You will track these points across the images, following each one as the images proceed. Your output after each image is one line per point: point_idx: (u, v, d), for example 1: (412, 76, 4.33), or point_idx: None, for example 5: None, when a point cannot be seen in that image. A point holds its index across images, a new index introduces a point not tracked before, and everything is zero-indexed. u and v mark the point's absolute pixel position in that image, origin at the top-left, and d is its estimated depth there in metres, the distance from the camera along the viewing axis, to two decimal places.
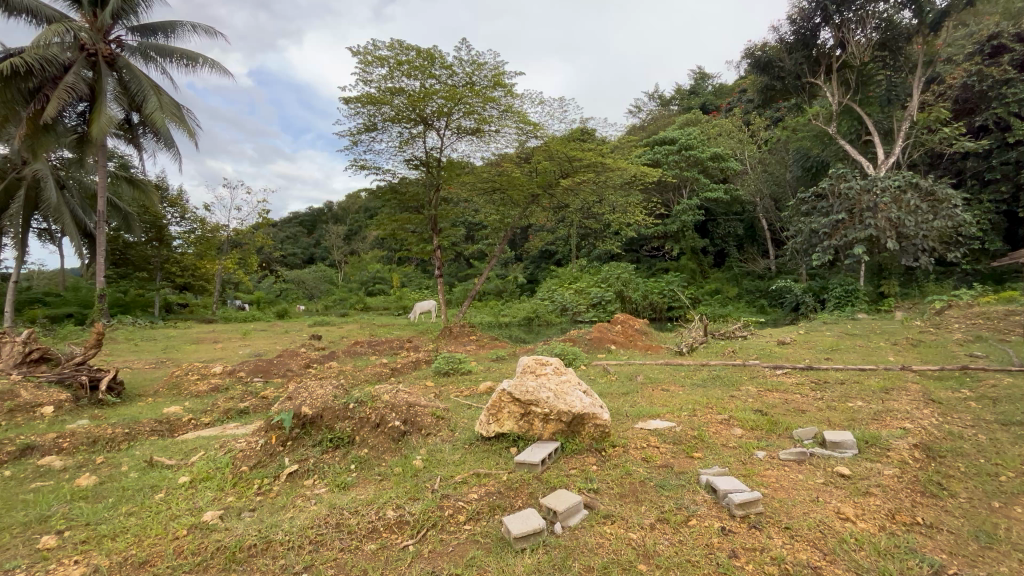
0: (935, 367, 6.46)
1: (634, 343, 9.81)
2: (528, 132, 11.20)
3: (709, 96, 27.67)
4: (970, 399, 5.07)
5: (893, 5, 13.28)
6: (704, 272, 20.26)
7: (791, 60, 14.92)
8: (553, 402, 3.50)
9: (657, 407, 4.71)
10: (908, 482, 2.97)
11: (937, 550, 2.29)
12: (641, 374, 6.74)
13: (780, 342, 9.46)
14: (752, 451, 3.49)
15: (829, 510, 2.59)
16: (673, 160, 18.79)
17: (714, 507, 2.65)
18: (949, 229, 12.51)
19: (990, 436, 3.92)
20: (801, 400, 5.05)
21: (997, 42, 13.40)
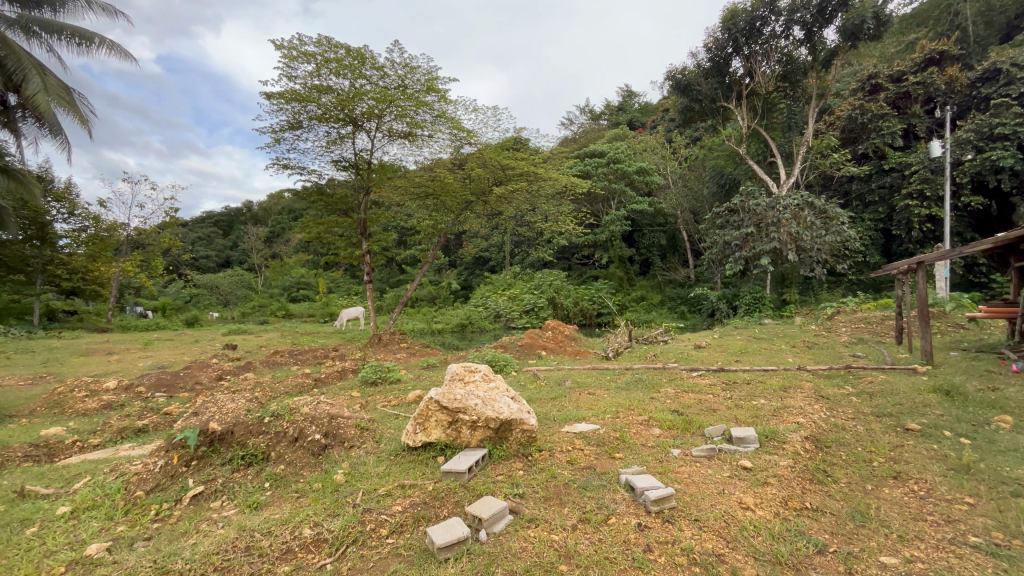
0: (826, 367, 7.23)
1: (564, 348, 10.08)
2: (462, 139, 11.23)
3: (635, 113, 29.22)
4: (852, 394, 5.73)
5: (792, 42, 14.84)
6: (630, 280, 21.26)
7: (707, 84, 16.14)
8: (481, 409, 3.51)
9: (583, 411, 4.87)
10: (800, 471, 3.30)
11: (821, 531, 2.56)
12: (569, 378, 6.94)
13: (697, 346, 10.13)
14: (668, 450, 3.72)
15: (732, 501, 2.81)
16: (602, 172, 19.58)
17: (632, 504, 2.78)
18: (838, 244, 14.09)
19: (867, 427, 4.45)
20: (713, 400, 5.45)
21: (875, 81, 15.43)
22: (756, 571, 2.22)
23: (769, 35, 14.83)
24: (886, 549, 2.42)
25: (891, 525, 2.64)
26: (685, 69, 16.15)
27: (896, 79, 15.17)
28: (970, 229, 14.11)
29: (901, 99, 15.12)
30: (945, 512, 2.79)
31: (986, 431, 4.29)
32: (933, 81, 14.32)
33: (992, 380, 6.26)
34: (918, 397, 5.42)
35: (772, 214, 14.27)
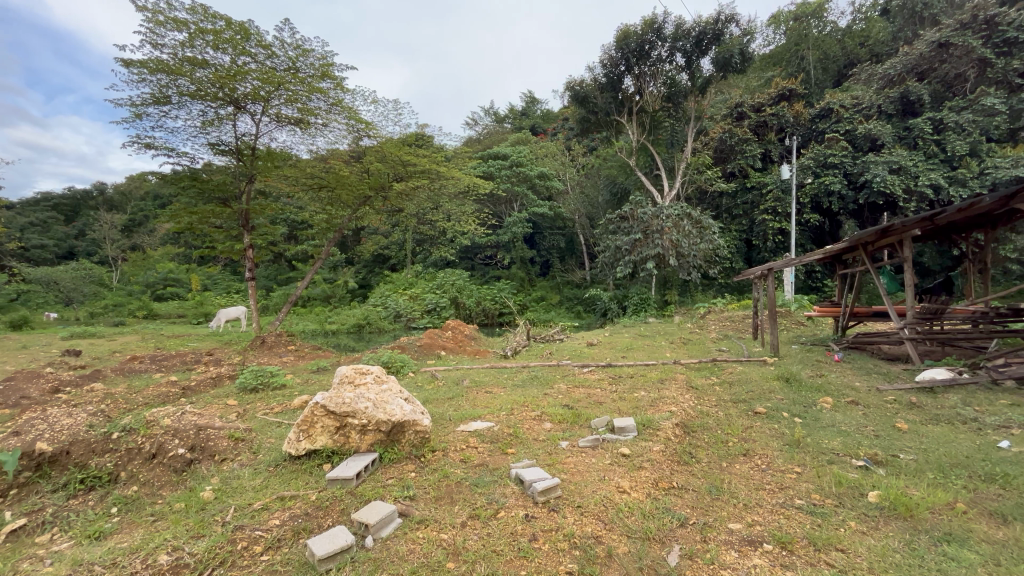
0: (698, 361, 8.12)
1: (463, 348, 10.12)
2: (360, 130, 10.74)
3: (538, 119, 30.21)
4: (716, 384, 6.51)
5: (675, 67, 16.42)
6: (531, 281, 21.95)
7: (602, 98, 17.22)
8: (371, 412, 3.38)
9: (479, 409, 4.95)
10: (670, 454, 3.67)
11: (684, 507, 2.87)
12: (467, 378, 6.99)
13: (589, 344, 10.74)
14: (557, 442, 3.92)
15: (611, 486, 3.05)
16: (505, 174, 19.92)
17: (521, 496, 2.90)
18: (710, 251, 15.87)
19: (726, 412, 5.08)
20: (600, 393, 5.85)
21: (740, 109, 17.64)
22: (628, 548, 2.43)
23: (656, 59, 16.26)
24: (734, 517, 2.79)
25: (739, 496, 3.05)
26: (584, 82, 17.08)
27: (756, 109, 17.51)
28: (809, 242, 16.71)
29: (760, 127, 17.46)
30: (780, 480, 3.30)
31: (813, 411, 5.14)
32: (784, 114, 16.76)
33: (822, 369, 7.48)
34: (766, 384, 6.33)
35: (656, 223, 15.67)
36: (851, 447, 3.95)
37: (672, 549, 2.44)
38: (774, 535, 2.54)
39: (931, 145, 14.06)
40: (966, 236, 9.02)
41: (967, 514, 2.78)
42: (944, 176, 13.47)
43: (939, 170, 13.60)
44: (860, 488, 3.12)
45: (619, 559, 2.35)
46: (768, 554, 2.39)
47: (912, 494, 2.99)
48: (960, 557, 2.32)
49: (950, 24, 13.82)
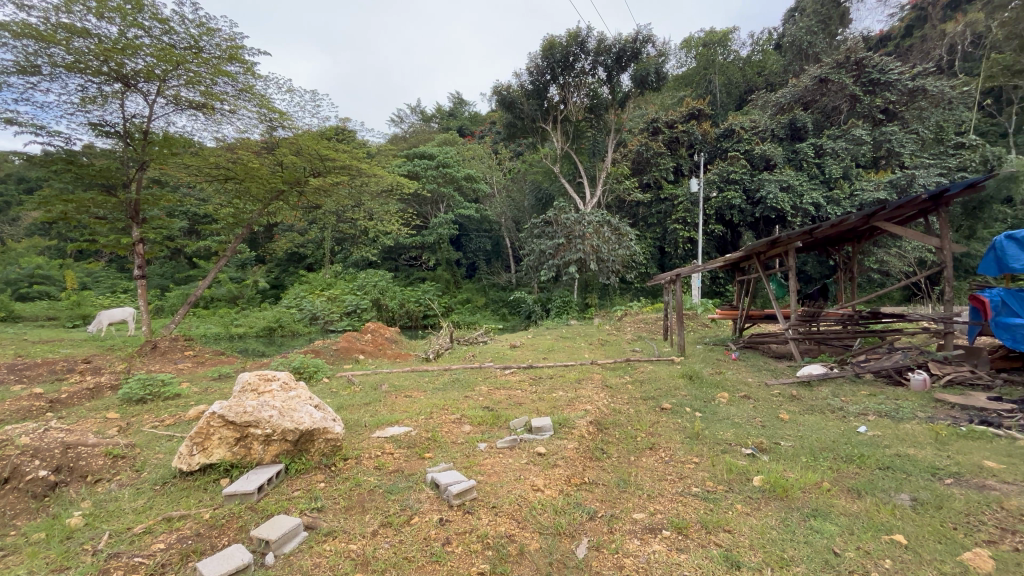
0: (614, 361, 8.54)
1: (384, 351, 9.84)
2: (273, 120, 10.00)
3: (465, 121, 30.17)
4: (628, 382, 6.90)
5: (597, 80, 17.17)
6: (456, 283, 21.84)
7: (528, 105, 17.54)
8: (277, 421, 3.18)
9: (397, 414, 4.84)
10: (583, 451, 3.83)
11: (594, 501, 3.02)
12: (386, 382, 6.79)
13: (512, 346, 10.87)
14: (476, 444, 3.94)
15: (527, 485, 3.11)
16: (430, 174, 19.43)
17: (436, 500, 2.88)
18: (627, 257, 16.78)
19: (636, 409, 5.40)
20: (520, 395, 5.96)
21: (656, 125, 18.85)
22: (539, 545, 2.49)
23: (580, 71, 16.92)
24: (638, 507, 2.97)
25: (643, 487, 3.25)
26: (511, 87, 17.29)
27: (669, 126, 18.78)
28: (713, 250, 18.22)
29: (673, 142, 18.77)
30: (681, 471, 3.56)
31: (711, 405, 5.63)
32: (694, 131, 18.13)
33: (721, 367, 8.19)
34: (671, 382, 6.82)
35: (578, 228, 16.29)
36: (742, 437, 4.37)
37: (581, 542, 2.54)
38: (672, 522, 2.74)
39: (813, 167, 15.93)
40: (838, 248, 10.34)
41: (831, 491, 3.19)
42: (823, 195, 15.33)
43: (819, 190, 15.46)
44: (747, 473, 3.46)
45: (530, 556, 2.41)
46: (667, 539, 2.58)
47: (788, 477, 3.38)
48: (823, 529, 2.66)
49: (829, 62, 15.79)
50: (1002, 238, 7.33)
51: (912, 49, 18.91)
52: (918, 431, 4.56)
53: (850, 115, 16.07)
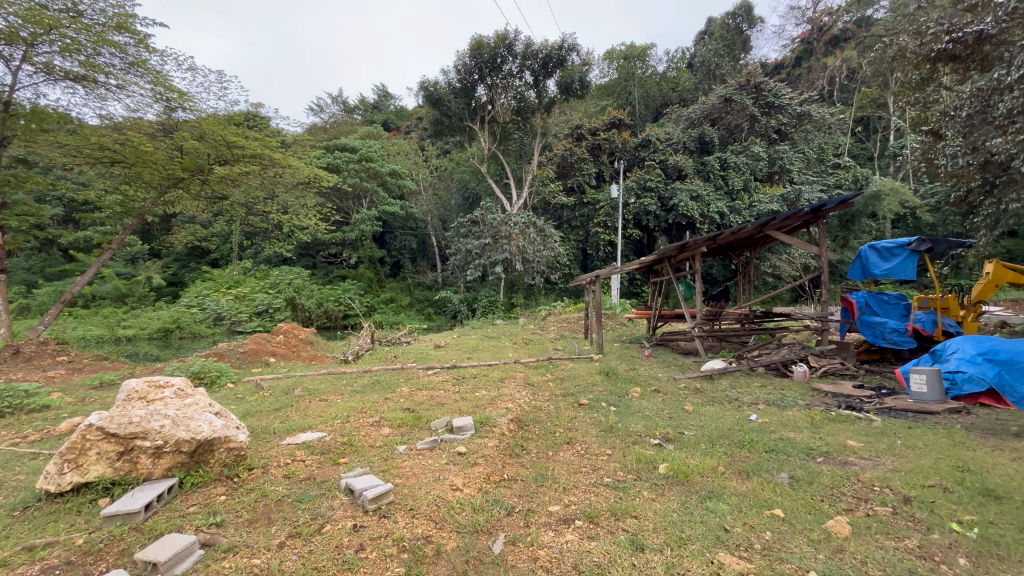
0: (536, 359, 8.76)
1: (298, 353, 9.31)
2: (171, 100, 8.98)
3: (391, 115, 29.28)
4: (549, 380, 7.11)
5: (524, 84, 17.47)
6: (379, 282, 21.15)
7: (455, 103, 17.41)
8: (169, 431, 2.90)
9: (310, 419, 4.60)
10: (503, 449, 3.88)
11: (513, 497, 3.07)
12: (299, 386, 6.40)
13: (435, 346, 10.74)
14: (394, 447, 3.86)
15: (445, 485, 3.11)
16: (352, 168, 18.48)
17: (350, 507, 2.78)
18: (551, 258, 17.23)
19: (556, 405, 5.59)
20: (443, 395, 5.91)
21: (580, 131, 19.57)
22: (456, 543, 2.51)
23: (507, 73, 17.11)
24: (554, 500, 3.08)
25: (559, 480, 3.37)
26: (438, 84, 17.06)
27: (592, 133, 19.57)
28: (630, 253, 19.26)
29: (595, 149, 19.60)
30: (595, 463, 3.74)
31: (625, 399, 5.97)
32: (614, 139, 19.05)
33: (635, 363, 8.70)
34: (589, 378, 7.13)
35: (504, 229, 16.49)
36: (651, 428, 4.67)
37: (498, 538, 2.59)
38: (585, 511, 2.88)
39: (718, 179, 17.37)
40: (738, 253, 11.36)
41: (725, 474, 3.52)
42: (726, 205, 16.79)
43: (723, 200, 16.93)
44: (653, 462, 3.72)
45: (447, 555, 2.41)
46: (579, 529, 2.70)
47: (689, 463, 3.68)
48: (716, 508, 2.92)
49: (733, 84, 17.33)
50: (867, 246, 8.39)
51: (800, 78, 21.28)
52: (798, 417, 5.16)
53: (750, 133, 17.75)
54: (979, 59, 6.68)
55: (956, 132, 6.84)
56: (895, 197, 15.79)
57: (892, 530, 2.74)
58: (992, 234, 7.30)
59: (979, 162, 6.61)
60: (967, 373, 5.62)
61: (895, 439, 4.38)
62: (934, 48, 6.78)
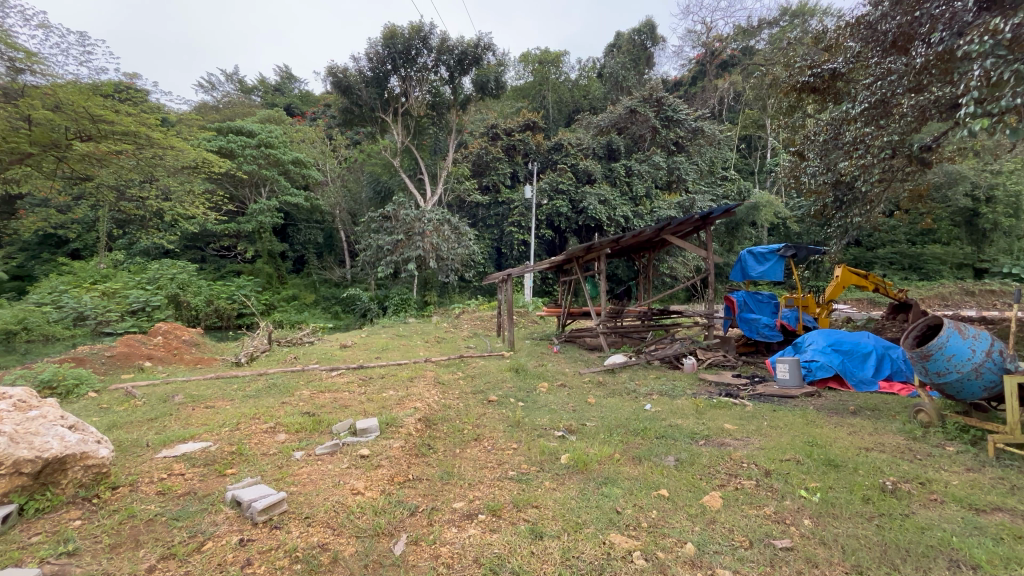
0: (448, 357, 8.73)
1: (181, 356, 8.38)
2: (15, 60, 7.78)
3: (295, 99, 27.34)
4: (460, 378, 7.13)
5: (439, 79, 17.20)
6: (280, 278, 19.65)
7: (366, 92, 16.69)
8: (7, 450, 2.47)
9: (192, 429, 4.18)
10: (409, 449, 3.83)
11: (416, 497, 3.04)
12: (180, 392, 5.76)
13: (341, 346, 10.26)
14: (290, 453, 3.64)
15: (345, 490, 3.00)
16: (249, 154, 16.85)
17: (236, 520, 2.58)
18: (465, 256, 17.18)
19: (465, 403, 5.61)
20: (347, 397, 5.66)
21: (495, 131, 19.76)
22: (355, 548, 2.43)
23: (421, 66, 16.76)
24: (459, 497, 3.10)
25: (464, 477, 3.40)
26: (348, 71, 16.23)
27: (507, 134, 19.87)
28: (542, 252, 19.83)
29: (509, 149, 19.91)
30: (501, 458, 3.81)
31: (533, 394, 6.17)
32: (528, 141, 19.49)
33: (544, 360, 9.00)
34: (499, 375, 7.26)
35: (418, 225, 16.20)
36: (555, 421, 4.88)
37: (399, 539, 2.55)
38: (488, 506, 2.93)
39: (624, 185, 18.45)
40: (638, 255, 12.18)
41: (620, 460, 3.78)
42: (630, 210, 17.93)
43: (627, 205, 18.05)
44: (556, 453, 3.89)
45: (345, 561, 2.33)
46: (482, 523, 2.75)
47: (589, 452, 3.90)
48: (611, 493, 3.14)
49: (637, 97, 18.54)
50: (746, 251, 9.44)
51: (695, 96, 23.32)
52: (685, 405, 5.70)
53: (652, 144, 19.13)
54: (833, 94, 7.79)
55: (815, 154, 7.90)
56: (770, 208, 17.93)
57: (754, 500, 3.13)
58: (841, 243, 8.56)
59: (831, 181, 7.70)
60: (820, 362, 6.60)
61: (763, 421, 5.01)
62: (799, 80, 7.79)
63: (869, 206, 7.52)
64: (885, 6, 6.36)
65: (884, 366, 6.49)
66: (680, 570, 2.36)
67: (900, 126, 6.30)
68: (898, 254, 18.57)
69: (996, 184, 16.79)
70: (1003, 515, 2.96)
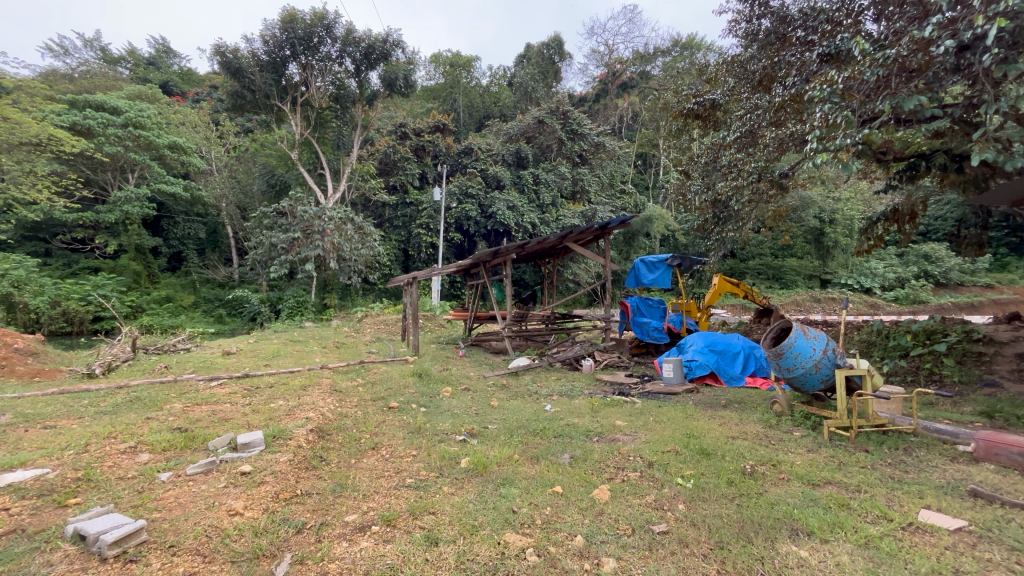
0: (346, 363, 8.29)
1: (12, 369, 7.00)
2: None
3: (174, 76, 24.37)
4: (359, 385, 6.80)
5: (344, 71, 16.34)
6: (150, 276, 17.30)
7: (261, 77, 15.41)
8: None
9: (23, 454, 3.51)
10: (298, 462, 3.57)
11: (304, 513, 2.86)
12: (8, 412, 4.82)
13: (224, 354, 9.29)
14: (154, 475, 3.22)
15: (221, 511, 2.73)
16: (113, 133, 14.47)
17: (79, 558, 2.23)
18: (370, 258, 16.50)
19: (364, 411, 5.38)
20: (228, 409, 5.14)
21: (403, 130, 19.34)
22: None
23: (324, 55, 15.82)
24: (352, 509, 2.96)
25: (358, 488, 3.26)
26: (239, 52, 14.86)
27: (416, 134, 19.61)
28: (450, 255, 19.70)
29: (418, 149, 19.57)
30: (399, 466, 3.72)
31: (436, 399, 6.08)
32: (438, 143, 19.33)
33: (449, 364, 8.93)
34: (402, 381, 7.06)
35: (317, 223, 15.25)
36: (457, 425, 4.86)
37: (282, 560, 2.38)
38: (382, 516, 2.84)
39: (531, 193, 18.96)
40: (543, 260, 12.58)
41: (518, 460, 3.88)
42: (538, 217, 18.50)
43: (535, 212, 18.60)
44: (456, 457, 3.88)
45: None
46: (375, 534, 2.66)
47: (489, 455, 3.95)
48: (508, 493, 3.21)
49: (545, 108, 19.26)
50: (640, 259, 10.18)
51: (598, 112, 24.80)
52: (582, 404, 6.01)
53: (558, 154, 19.89)
54: (712, 121, 8.73)
55: (698, 174, 8.80)
56: (661, 221, 19.62)
57: (638, 490, 3.40)
58: (718, 256, 9.60)
59: (710, 199, 8.63)
60: (698, 361, 7.34)
61: (649, 417, 5.45)
62: (686, 106, 8.65)
63: (740, 223, 8.53)
64: (753, 49, 7.30)
65: (749, 364, 7.39)
66: (570, 562, 2.47)
67: (765, 154, 7.25)
68: (763, 265, 21.29)
69: (837, 209, 20.00)
70: (832, 488, 3.53)
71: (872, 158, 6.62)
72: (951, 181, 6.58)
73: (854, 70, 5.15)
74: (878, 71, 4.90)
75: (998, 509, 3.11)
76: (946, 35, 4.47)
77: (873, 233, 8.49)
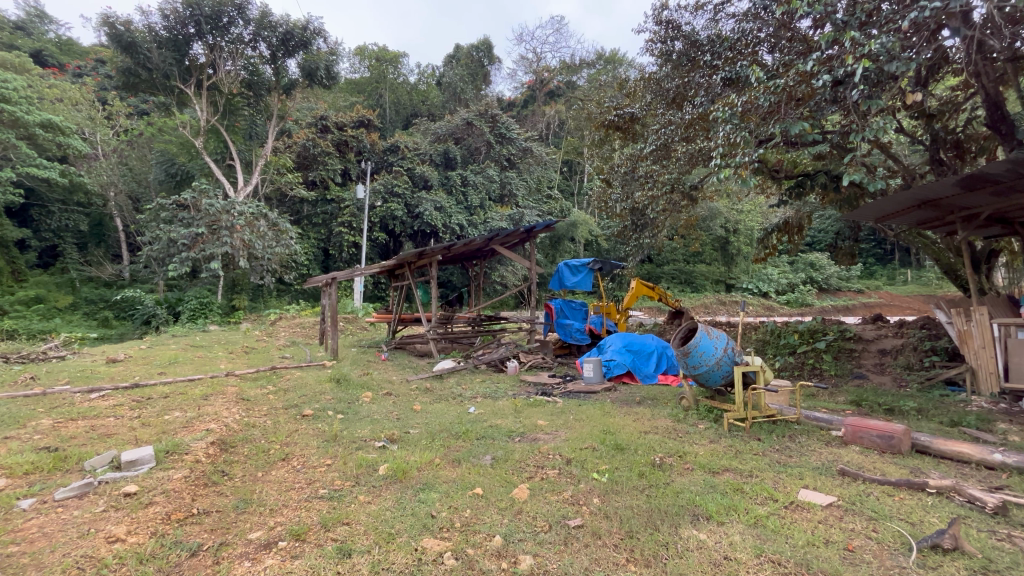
0: (255, 370, 7.72)
1: None
2: None
3: (51, 45, 21.35)
4: (270, 392, 6.36)
5: (257, 56, 15.21)
6: (14, 273, 14.98)
7: (159, 55, 13.95)
8: None
9: None
10: (195, 479, 3.26)
11: (200, 533, 2.63)
12: None
13: (109, 361, 8.26)
14: (13, 503, 2.81)
15: (98, 539, 2.43)
16: None
17: None
18: (285, 256, 15.50)
19: (275, 420, 5.03)
20: (112, 424, 4.58)
21: (324, 122, 18.37)
22: None
23: (235, 37, 14.60)
24: (256, 525, 2.76)
25: (264, 503, 3.04)
26: (132, 25, 13.35)
27: (338, 127, 18.72)
28: (374, 255, 19.05)
29: (341, 144, 18.73)
30: (312, 477, 3.52)
31: (356, 406, 5.83)
32: (362, 139, 18.62)
33: (369, 368, 8.63)
34: (318, 388, 6.68)
35: (225, 218, 14.06)
36: (378, 431, 4.72)
37: None
38: (290, 531, 2.68)
39: (460, 194, 18.86)
40: (469, 262, 12.53)
41: (439, 464, 3.84)
42: (466, 219, 18.46)
43: (463, 214, 18.53)
44: (374, 465, 3.75)
45: None
46: (281, 551, 2.50)
47: (409, 460, 3.86)
48: (427, 498, 3.17)
49: (474, 111, 19.27)
50: (563, 263, 10.50)
51: (526, 118, 25.25)
52: (506, 405, 6.08)
53: (487, 157, 19.98)
54: (631, 133, 9.22)
55: (618, 183, 9.25)
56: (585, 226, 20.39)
57: (556, 486, 3.50)
58: (636, 261, 10.15)
59: (628, 207, 9.10)
60: (616, 361, 7.72)
61: (569, 416, 5.63)
62: (607, 118, 9.06)
63: (654, 231, 9.08)
64: (667, 69, 7.80)
65: (662, 362, 7.89)
66: (487, 563, 2.49)
67: (677, 166, 7.80)
68: (677, 270, 22.85)
69: (740, 221, 21.99)
70: (730, 474, 3.88)
71: (768, 175, 7.35)
72: (830, 199, 7.47)
73: (751, 94, 5.70)
74: (770, 97, 5.48)
75: (861, 484, 3.59)
76: (824, 70, 5.08)
77: (769, 242, 9.42)
